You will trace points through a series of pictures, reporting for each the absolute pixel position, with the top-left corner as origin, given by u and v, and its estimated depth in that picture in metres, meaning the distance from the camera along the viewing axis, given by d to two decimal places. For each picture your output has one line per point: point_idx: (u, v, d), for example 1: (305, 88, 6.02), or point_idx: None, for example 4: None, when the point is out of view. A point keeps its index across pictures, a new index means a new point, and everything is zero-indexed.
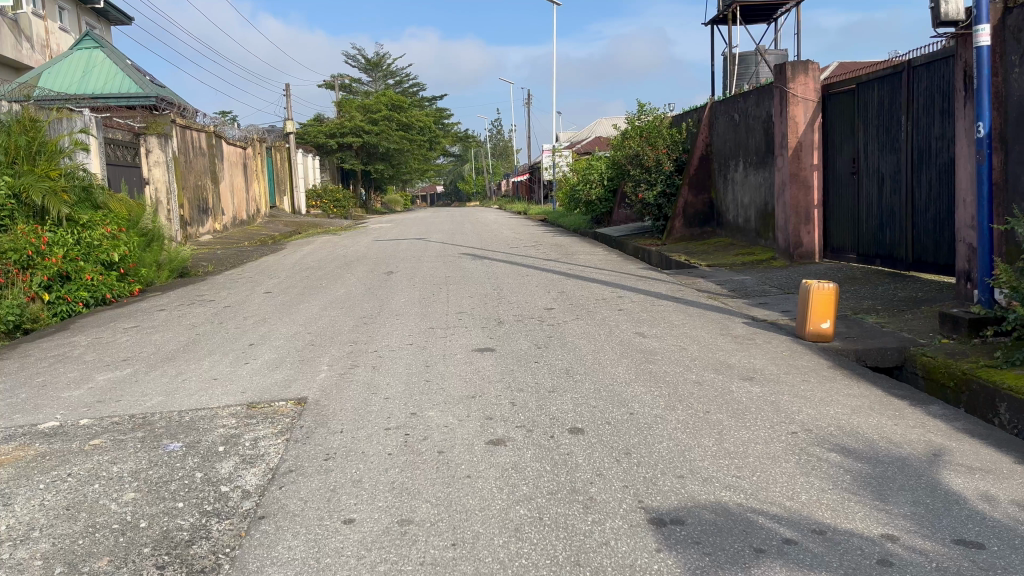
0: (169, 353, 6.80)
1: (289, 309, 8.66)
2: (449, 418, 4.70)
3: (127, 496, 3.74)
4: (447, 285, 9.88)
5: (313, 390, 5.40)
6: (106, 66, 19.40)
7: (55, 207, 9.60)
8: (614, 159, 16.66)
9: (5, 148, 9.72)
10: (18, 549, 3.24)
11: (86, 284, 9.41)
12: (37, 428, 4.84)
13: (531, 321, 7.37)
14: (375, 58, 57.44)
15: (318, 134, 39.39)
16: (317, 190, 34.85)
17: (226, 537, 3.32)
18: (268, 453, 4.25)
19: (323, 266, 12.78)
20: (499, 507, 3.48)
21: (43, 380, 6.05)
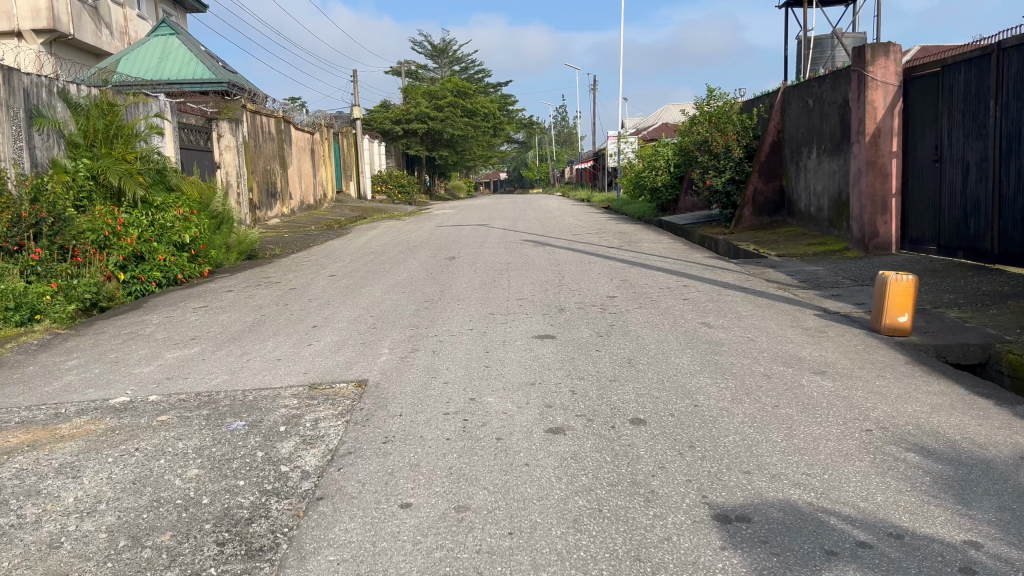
0: (236, 333, 6.91)
1: (352, 293, 8.72)
2: (508, 404, 4.63)
3: (190, 472, 3.79)
4: (508, 271, 9.83)
5: (374, 373, 5.42)
6: (180, 53, 19.89)
7: (131, 189, 9.91)
8: (681, 146, 16.33)
9: (84, 131, 10.18)
10: (85, 522, 3.31)
11: (159, 265, 9.64)
12: (108, 402, 4.97)
13: (593, 309, 7.25)
14: (441, 44, 57.50)
15: (383, 121, 40.03)
16: (382, 176, 35.20)
17: (285, 516, 3.33)
18: (328, 433, 4.27)
19: (387, 251, 12.87)
20: (557, 497, 3.40)
21: (116, 356, 6.23)
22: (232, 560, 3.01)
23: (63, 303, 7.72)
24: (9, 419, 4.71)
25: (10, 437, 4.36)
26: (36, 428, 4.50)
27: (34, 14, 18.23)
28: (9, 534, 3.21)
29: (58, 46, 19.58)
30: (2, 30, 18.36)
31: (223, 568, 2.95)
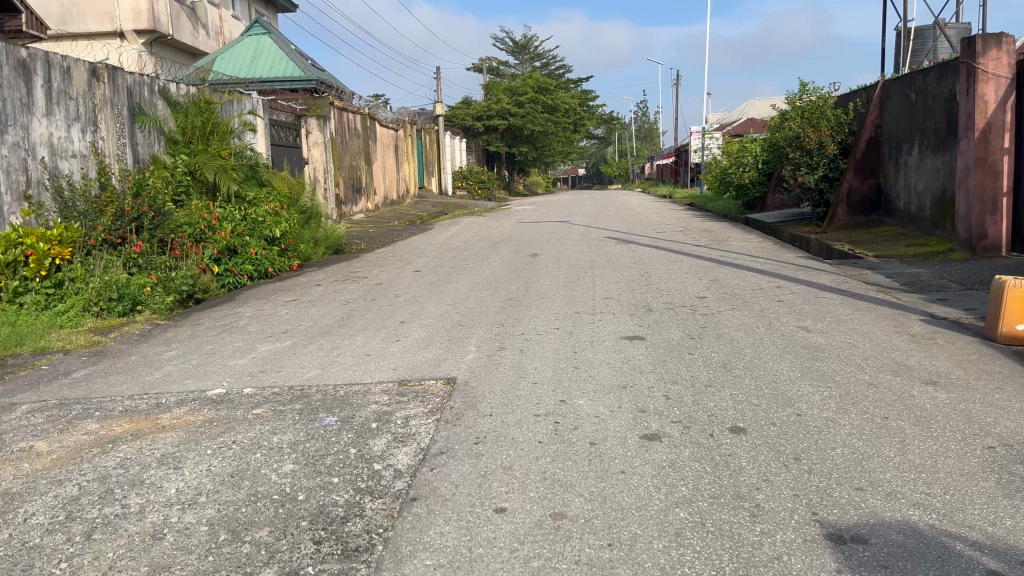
0: (325, 327, 7.01)
1: (437, 289, 8.75)
2: (600, 408, 4.52)
3: (286, 467, 3.82)
4: (593, 269, 9.68)
5: (462, 371, 5.38)
6: (272, 51, 20.41)
7: (225, 184, 10.20)
8: (771, 141, 15.86)
9: (183, 128, 10.61)
10: (187, 514, 3.36)
11: (251, 258, 9.84)
12: (205, 394, 5.09)
13: (683, 309, 7.06)
14: (522, 40, 57.58)
15: (465, 117, 40.47)
16: (463, 172, 35.39)
17: (379, 516, 3.31)
18: (419, 432, 4.25)
19: (470, 247, 12.89)
20: (656, 508, 3.28)
21: (212, 347, 6.39)
22: (329, 559, 2.99)
23: (162, 295, 7.95)
24: (113, 408, 4.86)
25: (114, 426, 4.49)
26: (138, 418, 4.63)
27: (136, 15, 19.02)
28: (115, 524, 3.28)
29: (158, 46, 20.36)
30: (107, 31, 19.24)
31: (320, 567, 2.94)
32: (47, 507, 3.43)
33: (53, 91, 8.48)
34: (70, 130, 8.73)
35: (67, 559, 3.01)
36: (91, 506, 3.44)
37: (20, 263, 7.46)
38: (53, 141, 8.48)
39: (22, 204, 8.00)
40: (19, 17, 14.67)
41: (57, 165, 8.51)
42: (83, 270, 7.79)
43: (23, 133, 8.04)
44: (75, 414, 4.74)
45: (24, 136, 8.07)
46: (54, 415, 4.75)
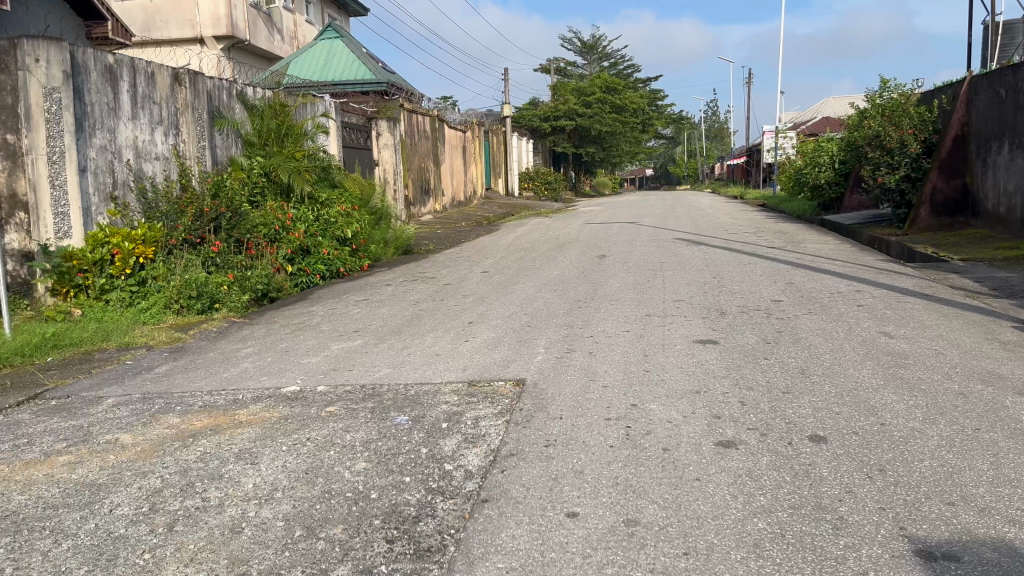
0: (396, 326, 7.09)
1: (505, 290, 8.75)
2: (673, 412, 4.44)
3: (358, 465, 3.86)
4: (663, 271, 9.54)
5: (532, 373, 5.35)
6: (344, 55, 20.79)
7: (299, 185, 10.42)
8: (849, 141, 15.41)
9: (259, 131, 10.91)
10: (263, 509, 3.42)
11: (323, 258, 9.99)
12: (280, 391, 5.19)
13: (757, 313, 6.89)
14: (590, 40, 57.34)
15: (532, 118, 40.57)
16: (530, 173, 35.39)
17: (451, 517, 3.30)
18: (490, 433, 4.23)
19: (537, 248, 12.87)
20: (733, 517, 3.19)
21: (286, 345, 6.52)
22: (402, 558, 3.00)
23: (239, 293, 8.13)
24: (193, 403, 4.99)
25: (194, 421, 4.62)
26: (217, 413, 4.75)
27: (215, 22, 19.64)
28: (196, 516, 3.36)
29: (236, 51, 20.98)
30: (189, 38, 19.91)
31: (393, 566, 2.95)
32: (132, 498, 3.55)
33: (138, 95, 8.80)
34: (153, 133, 9.05)
35: (150, 550, 3.09)
36: (173, 498, 3.54)
37: (107, 262, 7.81)
38: (138, 143, 8.81)
39: (109, 205, 8.36)
40: (105, 24, 15.27)
41: (141, 167, 8.86)
42: (164, 269, 8.02)
43: (110, 136, 8.39)
44: (157, 409, 4.89)
45: (111, 139, 8.42)
46: (138, 409, 4.91)
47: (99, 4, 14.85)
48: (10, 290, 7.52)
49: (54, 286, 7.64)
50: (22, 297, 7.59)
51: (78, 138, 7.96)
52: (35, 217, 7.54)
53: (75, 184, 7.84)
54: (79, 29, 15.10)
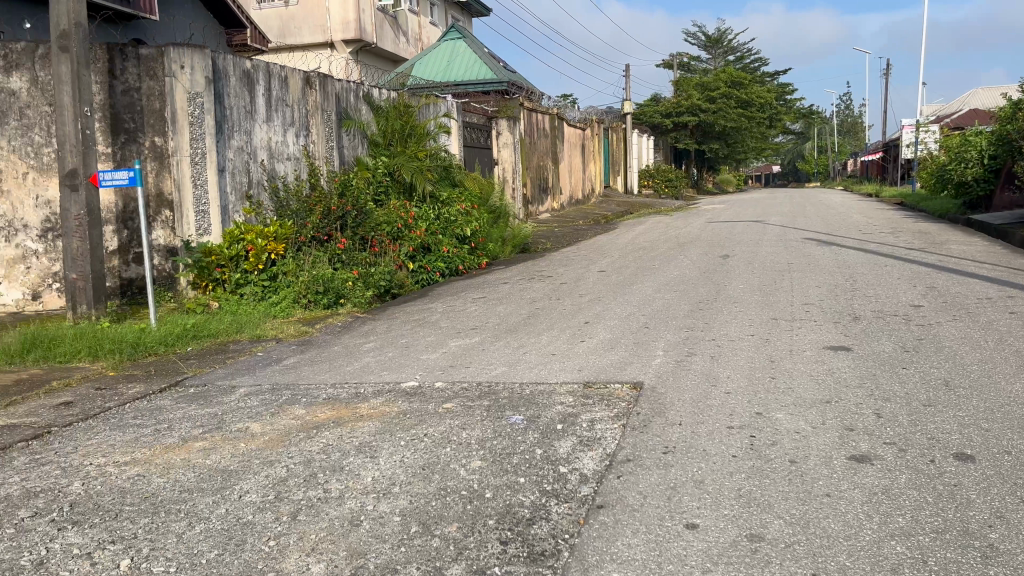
0: (512, 325, 7.09)
1: (623, 290, 8.60)
2: (801, 423, 4.21)
3: (473, 463, 3.86)
4: (790, 272, 9.13)
5: (650, 376, 5.22)
6: (467, 55, 21.14)
7: (421, 184, 10.64)
8: (1000, 134, 14.32)
9: (384, 131, 11.23)
10: (381, 503, 3.48)
11: (443, 256, 10.10)
12: (399, 386, 5.29)
13: (894, 319, 6.46)
14: (715, 33, 55.89)
15: (654, 114, 39.96)
16: (650, 171, 34.82)
17: (565, 521, 3.25)
18: (606, 437, 4.15)
19: (657, 247, 12.62)
20: (868, 538, 2.98)
21: (406, 341, 6.65)
22: (516, 561, 2.97)
23: (363, 289, 8.34)
24: (317, 395, 5.16)
25: (318, 413, 4.76)
26: (339, 406, 4.88)
27: (344, 26, 20.40)
28: (318, 507, 3.46)
29: (363, 55, 21.70)
30: (320, 42, 20.76)
31: (507, 568, 2.93)
32: (259, 486, 3.69)
33: (273, 98, 9.23)
34: (286, 134, 9.48)
35: (274, 538, 3.20)
36: (297, 488, 3.65)
37: (242, 257, 8.18)
38: (272, 144, 9.26)
39: (244, 203, 8.82)
40: (244, 32, 16.02)
41: (274, 167, 9.30)
42: (294, 265, 8.29)
43: (246, 137, 8.84)
44: (284, 399, 5.09)
45: (248, 140, 8.87)
46: (267, 399, 5.12)
47: (238, 12, 15.61)
48: (157, 283, 8.24)
49: (195, 279, 8.13)
50: (168, 290, 8.29)
51: (218, 140, 8.42)
52: (177, 214, 8.10)
53: (214, 183, 8.30)
54: (220, 37, 16.00)
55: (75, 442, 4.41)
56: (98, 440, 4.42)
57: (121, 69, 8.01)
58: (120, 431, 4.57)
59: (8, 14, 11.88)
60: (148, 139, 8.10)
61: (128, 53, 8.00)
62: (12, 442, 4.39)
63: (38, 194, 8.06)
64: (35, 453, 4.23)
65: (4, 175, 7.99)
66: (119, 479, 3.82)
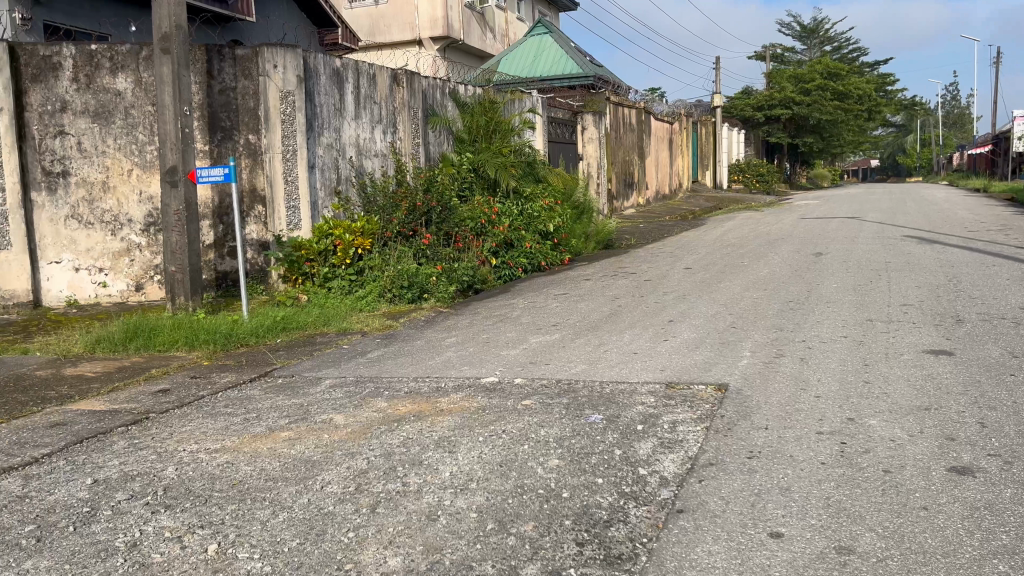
0: (594, 322, 7.02)
1: (709, 288, 8.40)
2: (897, 430, 4.00)
3: (551, 462, 3.83)
4: (888, 272, 8.71)
5: (735, 377, 5.08)
6: (553, 50, 21.11)
7: (505, 179, 10.67)
8: None
9: (469, 127, 11.32)
10: (459, 498, 3.49)
11: (526, 251, 10.06)
12: (480, 381, 5.31)
13: (1001, 322, 6.08)
14: (811, 23, 53.99)
15: (745, 108, 38.93)
16: (740, 165, 33.93)
17: (643, 525, 3.18)
18: (687, 439, 4.04)
19: (746, 244, 12.28)
20: (968, 556, 2.80)
21: (487, 337, 6.67)
22: (592, 564, 2.92)
23: (446, 283, 8.40)
24: (399, 388, 5.24)
25: (400, 406, 4.82)
26: (420, 400, 4.93)
27: (432, 24, 20.68)
28: (397, 500, 3.49)
29: (451, 51, 21.93)
30: (409, 40, 21.09)
31: (582, 571, 2.88)
32: (341, 477, 3.76)
33: (361, 96, 9.43)
34: (373, 131, 9.68)
35: (353, 529, 3.25)
36: (376, 481, 3.70)
37: (330, 252, 8.39)
38: (360, 141, 9.47)
39: (333, 199, 9.05)
40: (336, 32, 16.42)
41: (362, 164, 9.51)
42: (379, 259, 8.43)
43: (335, 134, 9.07)
44: (367, 392, 5.17)
45: (337, 138, 9.10)
46: (351, 391, 5.22)
47: (331, 12, 16.02)
48: (250, 276, 8.53)
49: (286, 273, 8.40)
50: (259, 283, 8.55)
51: (308, 137, 8.67)
52: (270, 210, 8.38)
53: (304, 179, 8.55)
54: (313, 36, 16.45)
55: (170, 428, 4.60)
56: (191, 427, 4.60)
57: (218, 69, 8.29)
58: (212, 419, 4.74)
59: (116, 18, 12.53)
60: (243, 138, 8.40)
61: (224, 53, 8.28)
62: (113, 427, 4.61)
63: (141, 190, 8.48)
64: (134, 438, 4.44)
65: (110, 171, 8.41)
66: (209, 466, 3.97)
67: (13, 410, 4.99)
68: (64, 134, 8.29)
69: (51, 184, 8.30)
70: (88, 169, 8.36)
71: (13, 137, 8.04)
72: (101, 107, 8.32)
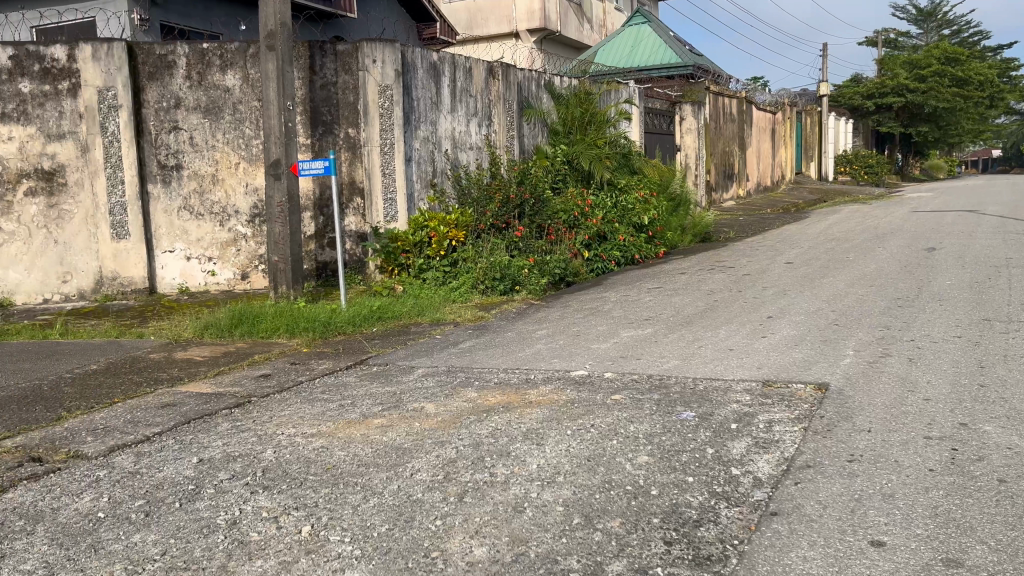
0: (688, 317, 6.87)
1: (810, 283, 8.08)
2: (1015, 438, 3.74)
3: (640, 459, 3.77)
4: (1009, 269, 8.16)
5: (837, 376, 4.87)
6: (651, 40, 20.76)
7: (599, 172, 10.57)
8: None
9: (564, 119, 11.27)
10: (545, 491, 3.47)
11: (620, 244, 9.91)
12: (569, 374, 5.29)
13: None
14: (929, 6, 51.15)
15: (854, 96, 37.37)
16: (847, 156, 32.51)
17: (735, 526, 3.09)
18: (784, 440, 3.90)
19: (853, 238, 11.74)
20: None
21: (579, 330, 6.63)
22: (680, 564, 2.86)
23: (538, 276, 8.39)
24: (490, 378, 5.28)
25: (489, 397, 4.85)
26: (510, 391, 4.94)
27: (530, 16, 20.69)
28: (484, 491, 3.51)
29: (547, 43, 21.88)
30: (506, 33, 21.17)
31: (670, 570, 2.82)
32: (430, 466, 3.80)
33: (457, 89, 9.54)
34: (468, 124, 9.78)
35: (441, 517, 3.28)
36: (465, 470, 3.73)
37: (425, 243, 8.52)
38: (455, 134, 9.59)
39: (429, 191, 9.19)
40: (434, 26, 16.66)
41: (457, 157, 9.63)
42: (472, 251, 8.49)
43: (432, 127, 9.21)
44: (458, 382, 5.23)
45: (433, 131, 9.24)
46: (442, 380, 5.29)
47: (429, 6, 16.25)
48: (348, 266, 8.77)
49: (382, 264, 8.61)
50: (357, 273, 8.79)
51: (405, 130, 8.84)
52: (368, 202, 8.59)
53: (401, 172, 8.72)
54: (411, 31, 16.72)
55: (270, 412, 4.78)
56: (290, 411, 4.76)
57: (320, 65, 8.53)
58: (310, 404, 4.90)
59: (226, 17, 13.08)
60: (343, 131, 8.63)
61: (326, 49, 8.51)
62: (218, 408, 4.83)
63: (247, 182, 8.84)
64: (236, 420, 4.63)
65: (219, 165, 8.80)
66: (305, 449, 4.10)
67: (128, 390, 5.30)
68: (178, 129, 8.72)
69: (166, 177, 8.76)
70: (199, 163, 8.78)
71: (132, 132, 8.53)
72: (211, 102, 8.72)
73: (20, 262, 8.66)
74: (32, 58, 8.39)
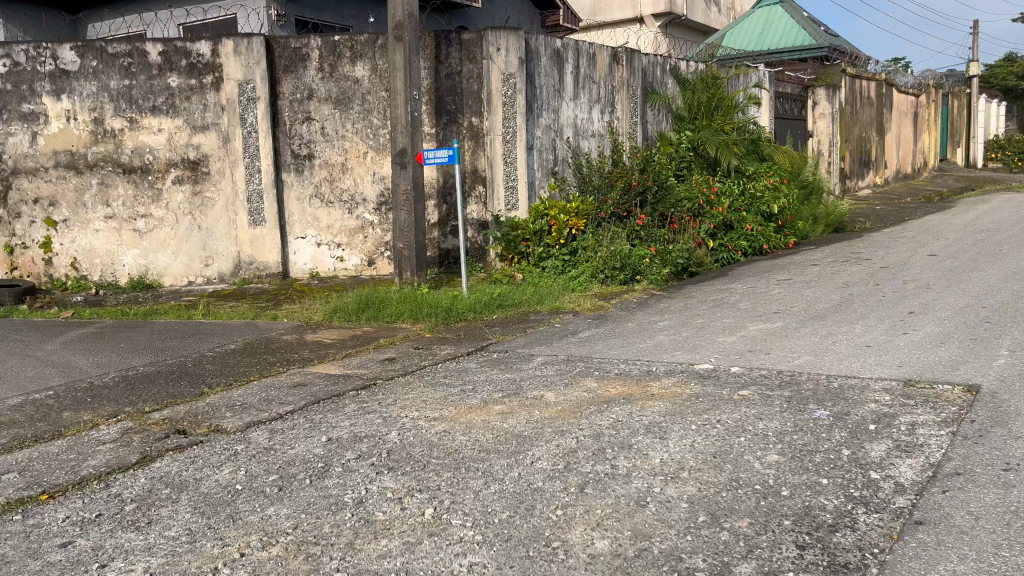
0: (820, 311, 6.55)
1: (957, 277, 7.53)
2: None
3: (770, 457, 3.60)
4: None
5: (990, 378, 4.49)
6: (783, 21, 19.89)
7: (726, 159, 10.22)
8: None
9: (690, 105, 10.96)
10: (669, 486, 3.38)
11: (747, 234, 9.55)
12: (694, 367, 5.13)
13: None
14: None
15: (1008, 76, 34.66)
16: (1000, 142, 30.01)
17: (875, 533, 2.89)
18: (929, 444, 3.64)
19: (1006, 229, 10.84)
20: None
21: (703, 322, 6.43)
22: (814, 570, 2.71)
23: (660, 265, 8.19)
24: (610, 369, 5.20)
25: (611, 387, 4.77)
26: (631, 382, 4.86)
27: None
28: (605, 483, 3.45)
29: (673, 27, 21.36)
30: (629, 18, 20.83)
31: None
32: (550, 455, 3.78)
33: (581, 75, 9.46)
34: (591, 112, 9.69)
35: (562, 507, 3.25)
36: (585, 461, 3.68)
37: (546, 232, 8.50)
38: (577, 122, 9.51)
39: (550, 179, 9.19)
40: (557, 13, 16.58)
41: (579, 144, 9.56)
42: (593, 240, 8.39)
43: (554, 115, 9.17)
44: (578, 371, 5.19)
45: (555, 118, 9.20)
46: (562, 369, 5.27)
47: None
48: (470, 254, 8.88)
49: (504, 252, 8.68)
50: (479, 261, 8.89)
51: (528, 119, 8.86)
52: (490, 190, 8.67)
53: (523, 160, 8.74)
54: (535, 18, 16.71)
55: (394, 395, 4.89)
56: (413, 395, 4.86)
57: (445, 54, 8.65)
58: (432, 388, 4.98)
59: (357, 10, 13.47)
60: (466, 121, 8.73)
61: (451, 39, 8.61)
62: (346, 390, 4.99)
63: (375, 171, 9.10)
64: (363, 402, 4.76)
65: (348, 154, 9.09)
66: (428, 433, 4.16)
67: (263, 369, 5.57)
68: (310, 120, 9.07)
69: (299, 166, 9.13)
70: (330, 152, 9.10)
71: (269, 124, 8.96)
72: (342, 93, 9.01)
73: (167, 246, 9.21)
74: (180, 54, 8.91)
